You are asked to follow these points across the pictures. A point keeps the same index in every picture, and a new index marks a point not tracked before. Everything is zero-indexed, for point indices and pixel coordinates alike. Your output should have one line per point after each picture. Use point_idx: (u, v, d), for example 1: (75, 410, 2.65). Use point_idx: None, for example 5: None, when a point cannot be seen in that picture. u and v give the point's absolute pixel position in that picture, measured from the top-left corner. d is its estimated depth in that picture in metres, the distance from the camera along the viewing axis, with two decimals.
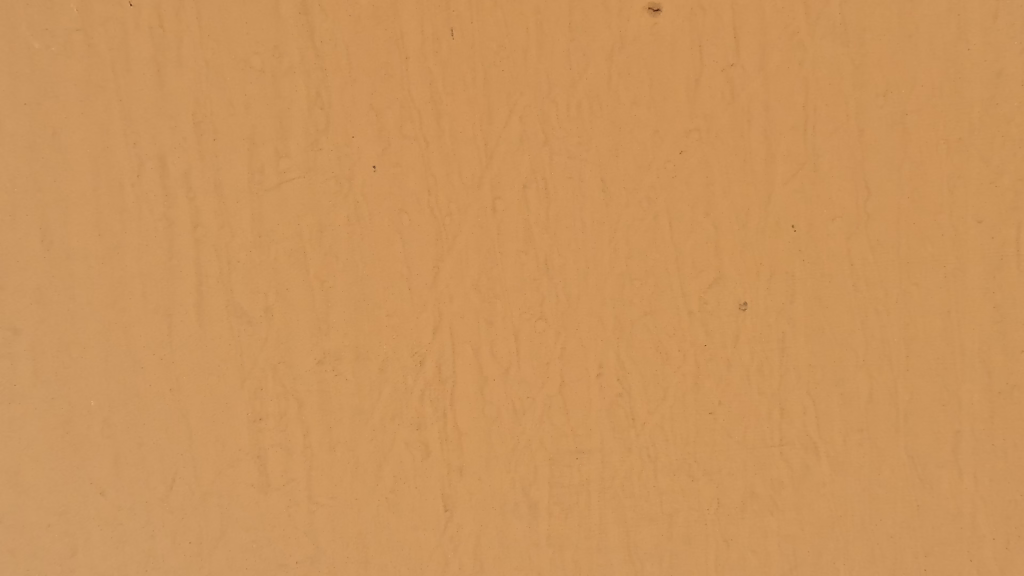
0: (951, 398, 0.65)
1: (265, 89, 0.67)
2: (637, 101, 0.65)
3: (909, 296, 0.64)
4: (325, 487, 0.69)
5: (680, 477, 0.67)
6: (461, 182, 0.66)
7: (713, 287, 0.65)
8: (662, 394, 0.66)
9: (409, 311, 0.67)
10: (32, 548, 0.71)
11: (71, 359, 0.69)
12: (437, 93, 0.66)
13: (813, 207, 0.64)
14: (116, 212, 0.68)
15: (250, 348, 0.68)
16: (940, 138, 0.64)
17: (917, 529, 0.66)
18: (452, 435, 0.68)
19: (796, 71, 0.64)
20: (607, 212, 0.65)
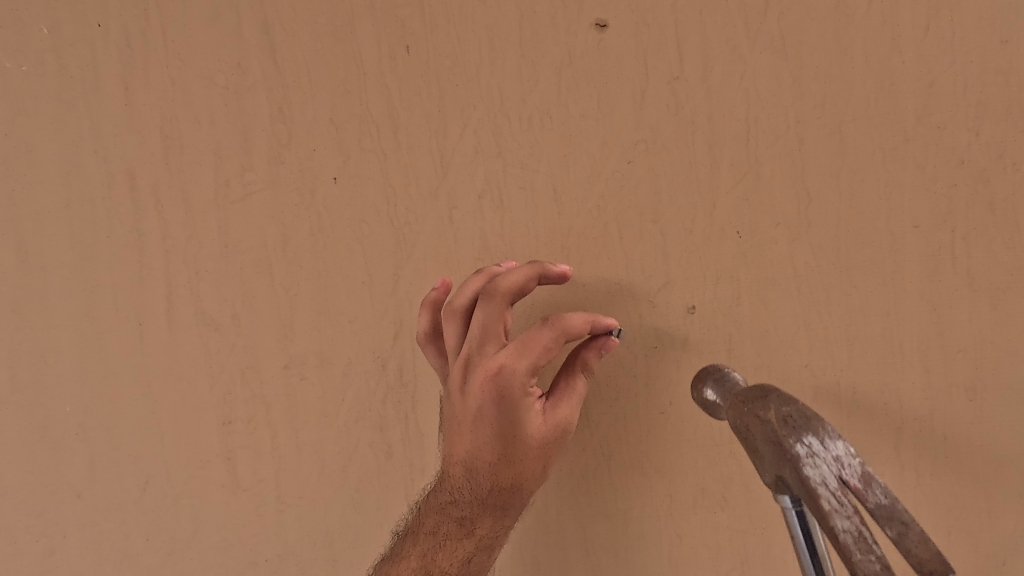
0: (892, 397, 0.64)
1: (229, 105, 0.69)
2: (585, 113, 0.64)
3: (850, 300, 0.63)
4: (293, 489, 0.73)
5: (634, 473, 0.68)
6: (417, 193, 0.68)
7: (661, 291, 0.65)
8: (615, 394, 0.67)
9: (370, 317, 0.70)
10: (16, 544, 0.76)
11: (47, 366, 0.73)
12: (394, 108, 0.67)
13: (759, 212, 0.63)
14: (88, 223, 0.72)
15: (219, 354, 0.72)
16: (876, 146, 0.61)
17: None
18: (413, 436, 0.70)
19: (740, 84, 0.62)
20: (557, 220, 0.66)
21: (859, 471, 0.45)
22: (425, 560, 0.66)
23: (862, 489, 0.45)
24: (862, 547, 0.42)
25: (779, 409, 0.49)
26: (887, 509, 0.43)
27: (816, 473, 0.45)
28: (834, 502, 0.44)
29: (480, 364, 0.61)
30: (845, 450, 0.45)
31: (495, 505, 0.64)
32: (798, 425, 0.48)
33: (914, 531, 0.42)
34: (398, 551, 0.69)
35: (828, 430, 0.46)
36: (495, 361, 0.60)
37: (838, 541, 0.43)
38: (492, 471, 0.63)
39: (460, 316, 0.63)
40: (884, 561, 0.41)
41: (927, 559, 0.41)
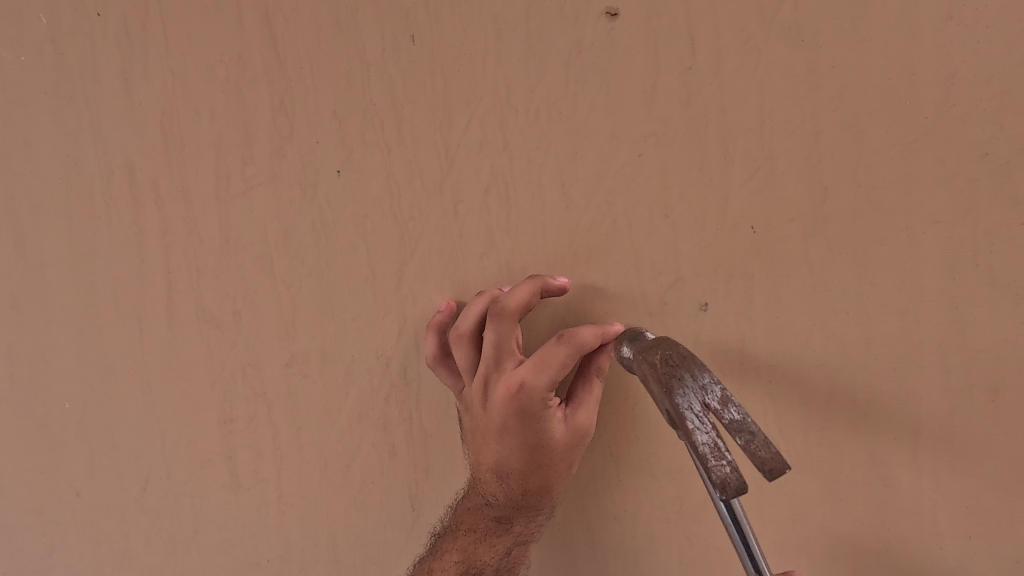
0: (910, 397, 0.61)
1: (229, 98, 0.67)
2: (594, 106, 0.62)
3: (866, 298, 0.60)
4: (295, 489, 0.74)
5: (643, 475, 0.66)
6: (422, 187, 0.66)
7: (672, 288, 0.63)
8: (623, 395, 0.65)
9: (373, 314, 0.69)
10: (29, 533, 0.80)
11: (46, 364, 0.75)
12: (398, 100, 0.65)
13: (774, 207, 0.60)
14: (88, 219, 0.71)
15: (220, 352, 0.72)
16: (894, 141, 0.57)
17: (878, 526, 0.64)
18: (417, 436, 0.71)
19: (753, 75, 0.58)
20: (565, 216, 0.64)
21: (716, 394, 0.48)
22: (467, 558, 0.68)
23: (719, 409, 0.47)
24: (715, 453, 0.44)
25: (665, 355, 0.51)
26: (738, 424, 0.46)
27: (683, 400, 0.48)
28: (695, 420, 0.46)
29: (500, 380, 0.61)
30: (709, 380, 0.48)
31: (529, 502, 0.65)
32: (675, 366, 0.50)
33: (758, 438, 0.45)
34: (439, 544, 0.71)
35: (697, 368, 0.49)
36: (515, 377, 0.59)
37: (695, 451, 0.45)
38: (521, 478, 0.64)
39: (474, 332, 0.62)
40: (733, 464, 0.44)
41: (765, 457, 0.44)
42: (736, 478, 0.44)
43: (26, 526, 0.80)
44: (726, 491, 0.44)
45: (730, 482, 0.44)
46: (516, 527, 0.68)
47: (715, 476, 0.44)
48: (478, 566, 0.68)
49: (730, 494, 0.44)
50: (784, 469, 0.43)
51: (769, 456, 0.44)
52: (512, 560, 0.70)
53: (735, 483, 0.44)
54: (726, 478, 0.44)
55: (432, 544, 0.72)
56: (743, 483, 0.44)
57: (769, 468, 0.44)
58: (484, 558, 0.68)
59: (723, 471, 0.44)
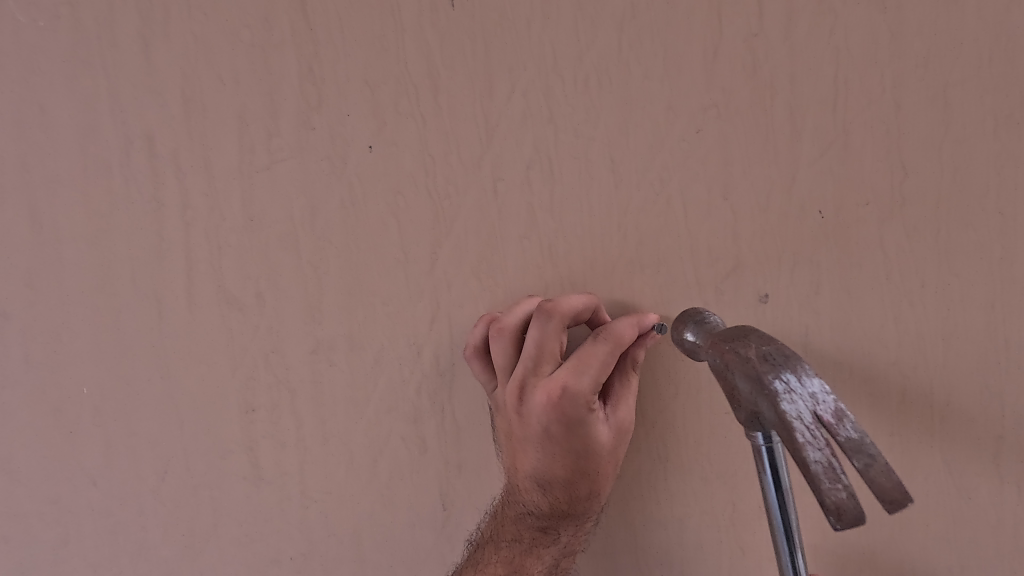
0: (994, 401, 0.55)
1: (254, 64, 0.62)
2: (649, 74, 0.56)
3: (948, 290, 0.54)
4: (318, 484, 0.70)
5: (693, 478, 0.61)
6: (459, 162, 0.61)
7: (731, 276, 0.58)
8: (674, 392, 0.60)
9: (405, 299, 0.64)
10: (42, 522, 0.77)
11: (62, 344, 0.71)
12: (434, 67, 0.59)
13: (847, 189, 0.54)
14: (104, 193, 0.67)
15: (242, 336, 0.68)
16: (987, 113, 0.51)
17: (953, 542, 0.58)
18: (449, 430, 0.66)
19: (829, 40, 0.52)
20: (615, 195, 0.59)
21: (830, 405, 0.39)
22: (513, 569, 0.64)
23: (832, 424, 0.39)
24: (830, 475, 0.36)
25: (760, 348, 0.42)
26: (857, 444, 0.38)
27: (791, 407, 0.38)
28: (805, 433, 0.37)
29: (538, 384, 0.55)
30: (819, 387, 0.39)
31: (573, 512, 0.61)
32: (777, 362, 0.40)
33: (879, 464, 0.37)
34: (476, 554, 0.66)
35: (805, 369, 0.40)
36: (555, 380, 0.54)
37: (803, 468, 0.36)
38: (566, 484, 0.59)
39: (515, 332, 0.57)
40: (853, 489, 0.35)
41: (887, 488, 0.37)
42: (855, 505, 0.35)
43: (41, 511, 0.76)
44: (839, 521, 0.35)
45: (847, 509, 0.35)
46: (563, 538, 0.63)
47: (829, 502, 0.35)
48: None
49: (846, 527, 0.35)
50: (907, 504, 0.36)
51: (890, 486, 0.37)
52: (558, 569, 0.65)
53: (853, 510, 0.35)
54: (844, 505, 0.35)
55: (469, 553, 0.68)
56: (860, 511, 0.35)
57: (889, 501, 0.36)
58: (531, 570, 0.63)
59: (841, 495, 0.35)
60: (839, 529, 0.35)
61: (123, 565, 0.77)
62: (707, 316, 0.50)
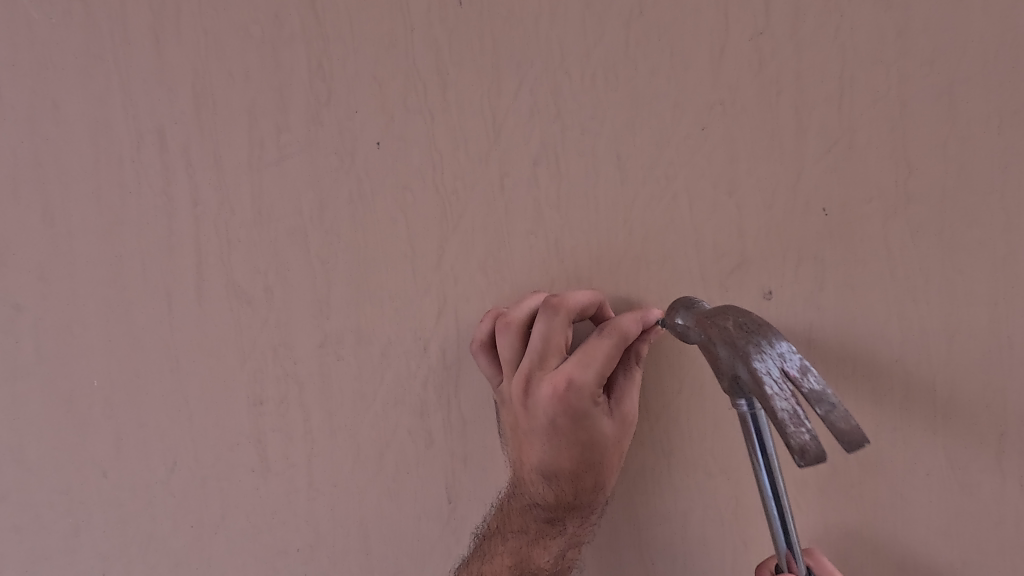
0: (997, 398, 0.55)
1: (264, 60, 0.62)
2: (656, 71, 0.56)
3: (951, 287, 0.54)
4: (326, 476, 0.71)
5: (697, 473, 0.62)
6: (467, 157, 0.61)
7: (735, 272, 0.58)
8: (678, 386, 0.60)
9: (412, 293, 0.65)
10: (53, 513, 0.78)
11: (74, 336, 0.72)
12: (443, 63, 0.60)
13: (852, 186, 0.54)
14: (116, 187, 0.68)
15: (251, 329, 0.69)
16: (992, 111, 0.51)
17: (955, 538, 0.59)
18: (455, 424, 0.67)
19: (834, 38, 0.52)
20: (620, 191, 0.59)
21: (795, 361, 0.41)
22: (520, 560, 0.64)
23: (797, 378, 0.41)
24: (794, 419, 0.37)
25: (735, 318, 0.44)
26: (819, 394, 0.40)
27: (760, 363, 0.41)
28: (773, 385, 0.40)
29: (543, 378, 0.56)
30: (787, 348, 0.42)
31: (578, 504, 0.61)
32: (749, 328, 0.43)
33: (839, 410, 0.39)
34: (484, 546, 0.67)
35: (775, 334, 0.42)
36: (560, 374, 0.55)
37: (771, 416, 0.38)
38: (571, 477, 0.59)
39: (521, 327, 0.58)
40: (814, 431, 0.37)
41: (845, 429, 0.37)
42: (816, 444, 0.36)
43: (53, 502, 0.77)
44: (802, 459, 0.36)
45: (809, 448, 0.36)
46: (568, 529, 0.64)
47: (793, 442, 0.36)
48: (532, 569, 0.64)
49: (806, 464, 0.36)
50: (865, 444, 0.37)
51: (849, 429, 0.38)
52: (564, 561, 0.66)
53: (815, 449, 0.36)
54: (806, 445, 0.36)
55: (477, 544, 0.68)
56: (823, 451, 0.36)
57: (848, 440, 0.37)
58: (538, 562, 0.64)
59: (802, 436, 0.36)
60: (802, 465, 0.36)
61: (133, 556, 0.78)
62: (698, 302, 0.50)
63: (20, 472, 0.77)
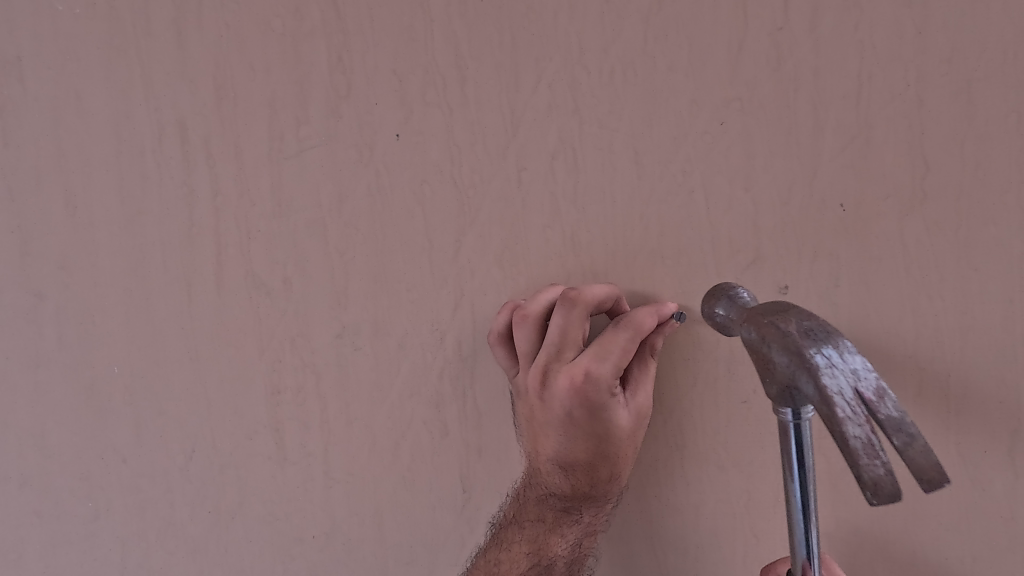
0: (1011, 394, 0.55)
1: (285, 52, 0.63)
2: (674, 67, 0.57)
3: (967, 284, 0.54)
4: (342, 465, 0.72)
5: (710, 467, 0.62)
6: (485, 151, 0.62)
7: (750, 267, 0.59)
8: (692, 379, 0.61)
9: (429, 286, 0.66)
10: (72, 499, 0.79)
11: (95, 325, 0.73)
12: (462, 58, 0.60)
13: (868, 183, 0.55)
14: (138, 178, 0.69)
15: (269, 320, 0.69)
16: (1010, 109, 0.51)
17: (966, 533, 0.59)
18: (470, 415, 0.67)
19: (853, 35, 0.53)
20: (637, 186, 0.59)
21: (870, 381, 0.38)
22: (536, 548, 0.66)
23: (872, 402, 0.37)
24: (869, 452, 0.35)
25: (801, 323, 0.40)
26: (897, 422, 0.36)
27: (832, 381, 0.37)
28: (844, 407, 0.36)
29: (560, 370, 0.57)
30: (862, 365, 0.38)
31: (593, 493, 0.63)
32: (819, 338, 0.39)
33: (917, 443, 0.36)
34: (501, 535, 0.69)
35: (846, 344, 0.39)
36: (577, 367, 0.56)
37: (842, 444, 0.35)
38: (586, 468, 0.60)
39: (540, 319, 0.59)
40: (889, 465, 0.34)
41: (923, 465, 0.35)
42: (892, 480, 0.34)
43: (73, 488, 0.78)
44: (876, 497, 0.34)
45: (884, 485, 0.34)
46: (584, 517, 0.65)
47: (867, 476, 0.34)
48: (548, 558, 0.66)
49: (880, 503, 0.34)
50: (944, 484, 0.35)
51: (925, 464, 0.35)
52: (578, 550, 0.67)
53: (890, 487, 0.34)
54: (881, 481, 0.34)
55: (493, 533, 0.69)
56: (897, 489, 0.34)
57: (927, 479, 0.35)
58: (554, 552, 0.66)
59: (878, 471, 0.34)
60: (874, 503, 0.34)
61: (151, 541, 0.79)
62: (739, 290, 0.49)
63: (40, 458, 0.78)
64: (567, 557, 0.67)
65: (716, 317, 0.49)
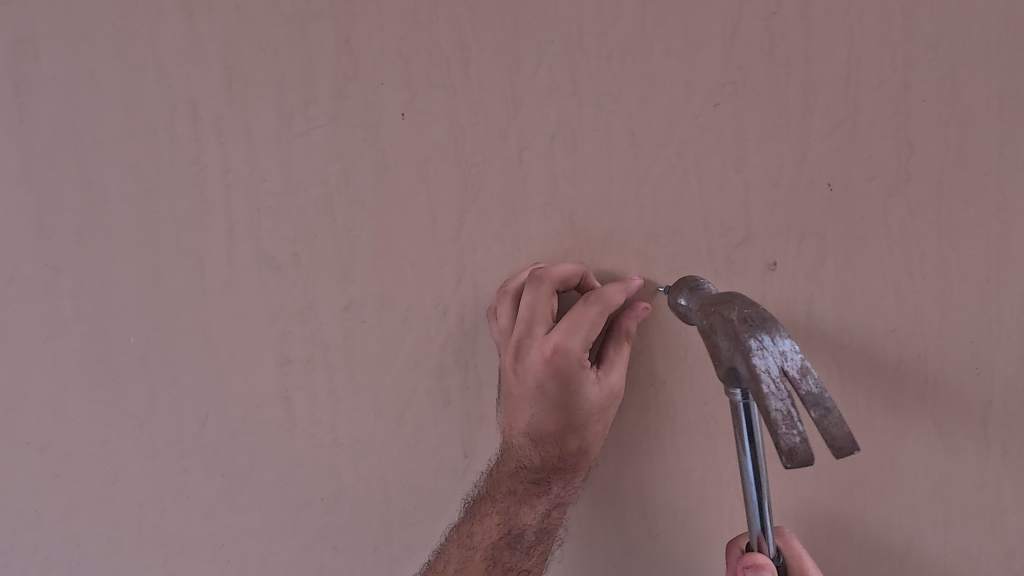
0: (984, 367, 0.60)
1: (293, 33, 0.65)
2: (670, 51, 0.59)
3: (947, 263, 0.58)
4: (349, 431, 0.75)
5: (699, 436, 0.67)
6: (486, 132, 0.64)
7: (740, 246, 0.61)
8: (682, 354, 0.65)
9: (432, 261, 0.68)
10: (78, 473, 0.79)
11: (110, 298, 0.73)
12: (465, 40, 0.62)
13: (854, 164, 0.58)
14: (151, 156, 0.69)
15: (279, 293, 0.72)
16: (992, 94, 0.55)
17: (940, 498, 0.64)
18: (472, 384, 0.71)
19: (843, 22, 0.55)
20: (633, 166, 0.62)
21: (796, 361, 0.42)
22: (508, 521, 0.70)
23: (795, 378, 0.42)
24: (787, 422, 0.39)
25: (742, 310, 0.45)
26: (815, 397, 0.41)
27: (761, 360, 0.42)
28: (770, 384, 0.41)
29: (533, 347, 0.59)
30: (790, 346, 0.43)
31: (563, 465, 0.65)
32: (754, 323, 0.44)
33: (832, 415, 0.40)
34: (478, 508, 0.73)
35: (779, 330, 0.43)
36: (548, 342, 0.59)
37: (765, 416, 0.40)
38: (556, 440, 0.63)
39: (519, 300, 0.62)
40: (805, 435, 0.39)
41: (836, 435, 0.40)
42: (805, 449, 0.38)
43: (89, 456, 0.78)
44: (789, 461, 0.38)
45: (798, 452, 0.38)
46: (552, 489, 0.68)
47: (783, 444, 0.39)
48: (519, 528, 0.70)
49: (793, 466, 0.38)
50: (853, 451, 0.39)
51: (840, 435, 0.40)
52: (549, 523, 0.71)
53: (802, 454, 0.38)
54: (795, 448, 0.38)
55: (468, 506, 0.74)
56: (810, 456, 0.38)
57: (837, 446, 0.39)
58: (525, 519, 0.69)
59: (793, 440, 0.38)
60: (788, 466, 0.39)
61: (161, 510, 0.80)
62: (703, 283, 0.54)
63: (51, 429, 0.77)
64: (535, 527, 0.70)
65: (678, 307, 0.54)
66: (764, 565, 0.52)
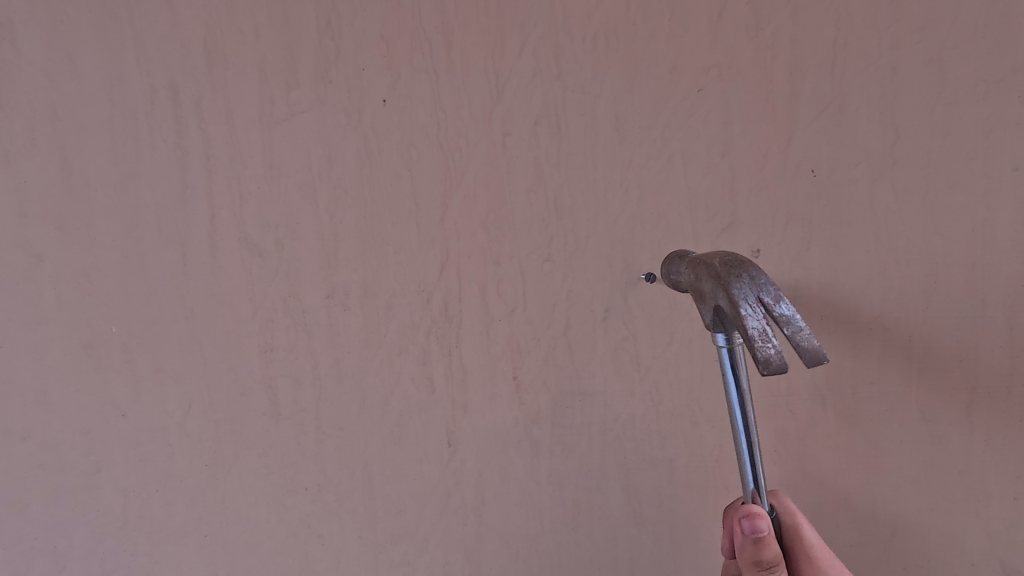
0: (969, 354, 0.61)
1: (275, 14, 0.64)
2: (655, 34, 0.60)
3: (932, 249, 0.60)
4: (333, 419, 0.72)
5: (683, 422, 0.68)
6: (471, 116, 0.64)
7: (726, 232, 0.63)
8: (668, 338, 0.66)
9: (416, 248, 0.67)
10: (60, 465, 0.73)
11: (93, 285, 0.70)
12: (448, 23, 0.62)
13: (840, 147, 0.60)
14: (130, 140, 0.67)
15: (263, 279, 0.69)
16: (979, 78, 0.57)
17: (924, 486, 0.65)
18: (455, 371, 0.70)
19: (830, 4, 0.58)
20: (618, 150, 0.63)
21: (771, 291, 0.45)
22: None
23: (770, 305, 0.45)
24: (763, 337, 0.42)
25: (721, 255, 0.48)
26: (789, 319, 0.44)
27: (738, 290, 0.45)
28: (747, 307, 0.44)
29: None
30: (767, 280, 0.45)
31: None
32: (733, 264, 0.46)
33: (804, 332, 0.43)
34: None
35: (757, 267, 0.46)
36: None
37: (743, 335, 0.43)
38: None
39: None
40: (779, 346, 0.42)
41: (808, 347, 0.42)
42: (780, 358, 0.41)
43: (59, 453, 0.73)
44: (766, 369, 0.41)
45: (773, 359, 0.41)
46: None
47: (759, 355, 0.41)
48: None
49: (769, 373, 0.41)
50: (824, 360, 0.42)
51: (811, 348, 0.42)
52: None
53: (778, 361, 0.41)
54: (770, 357, 0.41)
55: None
56: (786, 363, 0.41)
57: (809, 357, 0.42)
58: None
59: (768, 350, 0.41)
60: (765, 375, 0.41)
61: (132, 512, 0.74)
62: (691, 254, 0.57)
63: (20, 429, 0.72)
64: None
65: (671, 276, 0.56)
66: (758, 514, 0.54)
